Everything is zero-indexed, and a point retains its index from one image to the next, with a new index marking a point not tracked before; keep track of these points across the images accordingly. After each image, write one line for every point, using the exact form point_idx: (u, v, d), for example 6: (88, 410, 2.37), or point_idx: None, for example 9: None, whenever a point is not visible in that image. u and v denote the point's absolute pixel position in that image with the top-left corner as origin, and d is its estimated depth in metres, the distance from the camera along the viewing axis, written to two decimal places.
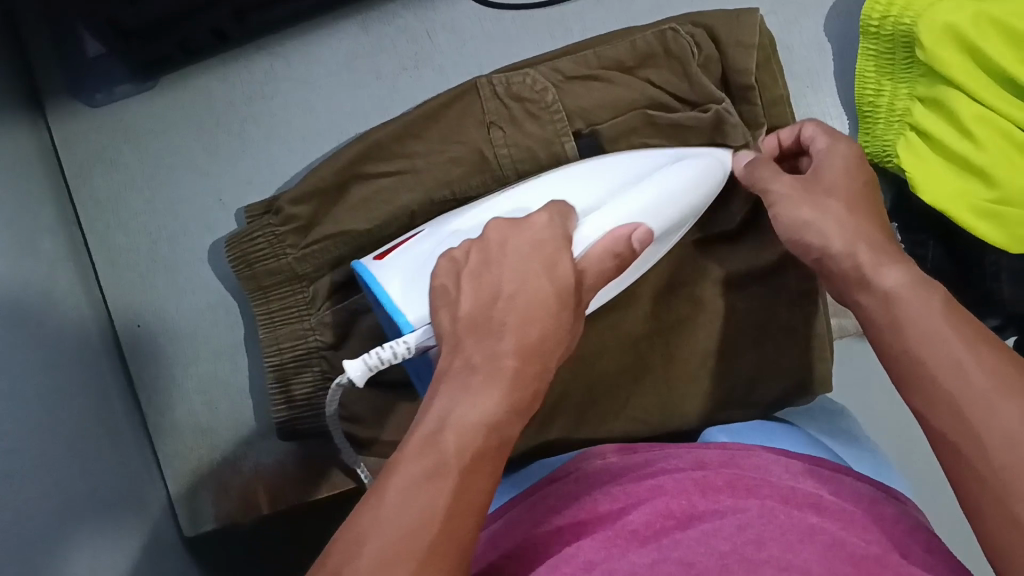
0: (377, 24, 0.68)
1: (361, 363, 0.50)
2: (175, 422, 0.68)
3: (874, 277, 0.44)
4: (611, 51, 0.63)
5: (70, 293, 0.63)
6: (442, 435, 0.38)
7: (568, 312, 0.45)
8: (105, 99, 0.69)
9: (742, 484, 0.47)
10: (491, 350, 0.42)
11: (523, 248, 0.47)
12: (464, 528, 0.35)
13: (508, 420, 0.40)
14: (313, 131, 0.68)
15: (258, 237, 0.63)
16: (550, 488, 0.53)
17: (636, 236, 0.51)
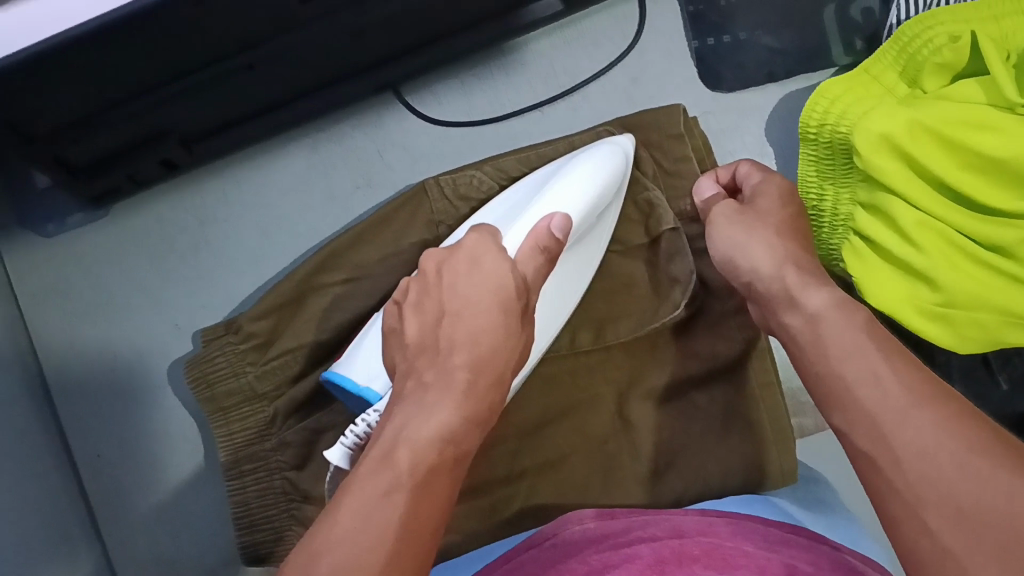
0: (328, 145, 0.68)
1: (341, 448, 0.48)
2: (137, 551, 0.67)
3: (803, 298, 0.46)
4: (551, 151, 0.64)
5: (26, 426, 0.62)
6: (396, 451, 0.39)
7: (516, 318, 0.46)
8: (55, 229, 0.69)
9: (719, 552, 0.46)
10: (441, 368, 0.43)
11: (461, 269, 0.48)
12: (421, 533, 0.36)
13: (460, 429, 0.41)
14: (268, 253, 0.68)
15: (217, 356, 0.62)
16: (530, 553, 0.52)
17: (555, 226, 0.52)
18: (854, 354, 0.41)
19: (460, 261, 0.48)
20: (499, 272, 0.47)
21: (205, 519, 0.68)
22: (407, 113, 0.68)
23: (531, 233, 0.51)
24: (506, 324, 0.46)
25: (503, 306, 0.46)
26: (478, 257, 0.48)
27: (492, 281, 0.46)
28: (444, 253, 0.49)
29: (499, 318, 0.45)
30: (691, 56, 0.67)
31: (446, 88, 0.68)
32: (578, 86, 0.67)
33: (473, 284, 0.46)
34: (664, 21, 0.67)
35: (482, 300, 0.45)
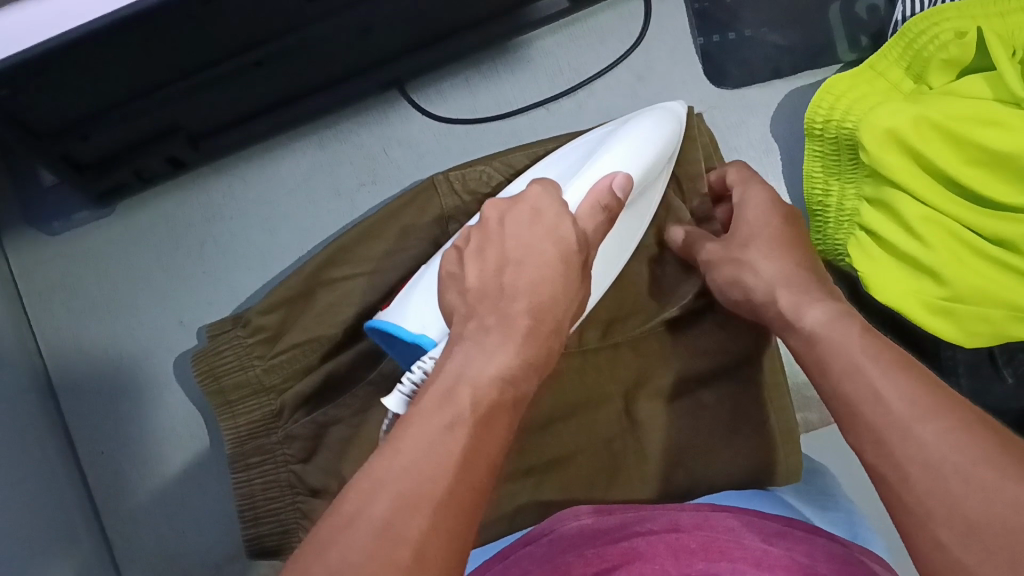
0: (334, 143, 0.68)
1: (398, 395, 0.45)
2: (142, 548, 0.67)
3: (803, 309, 0.47)
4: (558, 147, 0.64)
5: (31, 422, 0.62)
6: (458, 389, 0.37)
7: (575, 272, 0.45)
8: (61, 228, 0.68)
9: (717, 550, 0.44)
10: (502, 313, 0.41)
11: (523, 218, 0.46)
12: (483, 464, 0.35)
13: (519, 374, 0.39)
14: (273, 251, 0.68)
15: (225, 349, 0.62)
16: (524, 550, 0.51)
17: (616, 185, 0.51)
18: (858, 360, 0.41)
19: (525, 210, 0.47)
20: (567, 225, 0.46)
21: (209, 515, 0.67)
22: (412, 110, 0.68)
23: (601, 186, 0.51)
24: (570, 280, 0.45)
25: (565, 259, 0.45)
26: (541, 206, 0.47)
27: (553, 234, 0.45)
28: (506, 204, 0.47)
29: (562, 270, 0.44)
30: (697, 54, 0.67)
31: (451, 85, 0.67)
32: (583, 82, 0.67)
33: (535, 233, 0.45)
34: (670, 19, 0.67)
35: (545, 248, 0.44)
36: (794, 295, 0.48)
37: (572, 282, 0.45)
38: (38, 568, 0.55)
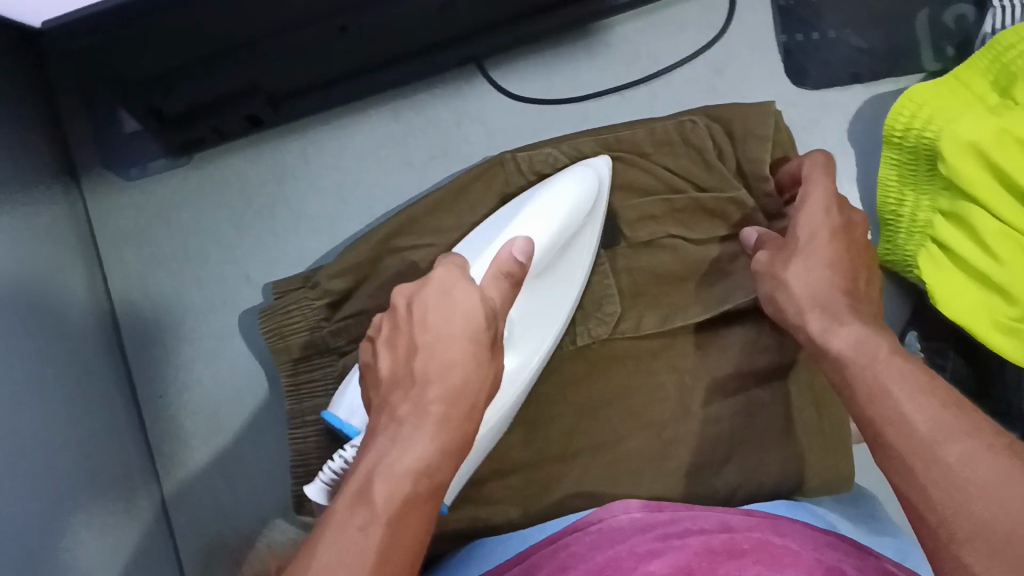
0: (408, 114, 0.69)
1: (318, 484, 0.50)
2: (192, 495, 0.69)
3: (830, 336, 0.48)
4: (631, 136, 0.65)
5: (95, 364, 0.64)
6: (372, 484, 0.41)
7: (485, 347, 0.47)
8: (137, 174, 0.70)
9: (767, 548, 0.48)
10: (416, 401, 0.45)
11: (433, 300, 0.48)
12: (400, 551, 0.40)
13: (438, 459, 0.43)
14: (341, 216, 0.69)
15: (293, 309, 0.63)
16: (572, 538, 0.53)
17: (517, 249, 0.52)
18: (911, 390, 0.42)
19: (430, 292, 0.48)
20: (470, 300, 0.48)
21: (260, 469, 0.69)
22: (487, 87, 0.68)
23: (506, 247, 0.53)
24: (478, 351, 0.47)
25: (475, 336, 0.47)
26: (450, 287, 0.48)
27: (462, 312, 0.47)
28: (414, 287, 0.49)
29: (468, 344, 0.46)
30: (778, 51, 0.67)
31: (528, 64, 0.68)
32: (659, 72, 0.67)
33: (448, 315, 0.47)
34: (753, 14, 0.67)
35: (455, 329, 0.46)
36: (825, 324, 0.49)
37: (473, 358, 0.46)
38: (94, 505, 0.57)
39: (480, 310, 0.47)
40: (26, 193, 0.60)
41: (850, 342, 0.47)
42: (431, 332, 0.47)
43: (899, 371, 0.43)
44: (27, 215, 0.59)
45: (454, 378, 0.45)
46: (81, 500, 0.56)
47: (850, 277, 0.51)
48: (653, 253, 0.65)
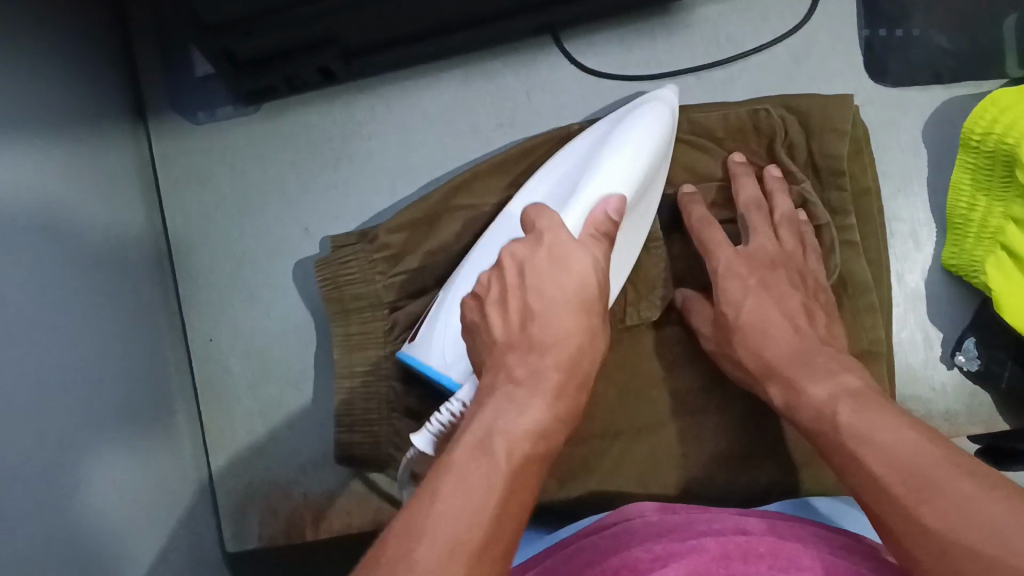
0: (478, 79, 0.68)
1: (426, 434, 0.51)
2: (234, 439, 0.70)
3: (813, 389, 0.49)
4: (703, 118, 0.64)
5: (150, 303, 0.65)
6: (491, 440, 0.39)
7: (597, 317, 0.46)
8: (206, 119, 0.71)
9: (784, 555, 0.47)
10: (533, 365, 0.43)
11: (546, 268, 0.46)
12: (518, 509, 0.37)
13: (552, 426, 0.41)
14: (403, 175, 0.69)
15: (349, 260, 0.63)
16: (588, 540, 0.53)
17: (611, 210, 0.52)
18: (900, 442, 0.41)
19: (542, 253, 0.46)
20: (582, 256, 0.47)
21: (303, 419, 0.70)
22: (562, 59, 0.67)
23: (598, 205, 0.53)
24: (585, 323, 0.45)
25: (587, 307, 0.45)
26: (563, 249, 0.46)
27: (579, 277, 0.45)
28: (526, 250, 0.47)
29: (577, 322, 0.44)
30: (859, 46, 0.66)
31: (605, 39, 0.67)
32: (738, 57, 0.66)
33: (560, 280, 0.45)
34: (836, 6, 0.66)
35: (568, 290, 0.45)
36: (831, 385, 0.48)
37: (583, 323, 0.45)
38: (141, 444, 0.59)
39: (598, 263, 0.48)
40: (91, 133, 0.61)
41: (827, 393, 0.48)
42: (540, 295, 0.45)
43: (876, 418, 0.44)
44: (92, 155, 0.60)
45: (557, 354, 0.43)
46: (131, 434, 0.57)
47: (799, 321, 0.55)
48: None
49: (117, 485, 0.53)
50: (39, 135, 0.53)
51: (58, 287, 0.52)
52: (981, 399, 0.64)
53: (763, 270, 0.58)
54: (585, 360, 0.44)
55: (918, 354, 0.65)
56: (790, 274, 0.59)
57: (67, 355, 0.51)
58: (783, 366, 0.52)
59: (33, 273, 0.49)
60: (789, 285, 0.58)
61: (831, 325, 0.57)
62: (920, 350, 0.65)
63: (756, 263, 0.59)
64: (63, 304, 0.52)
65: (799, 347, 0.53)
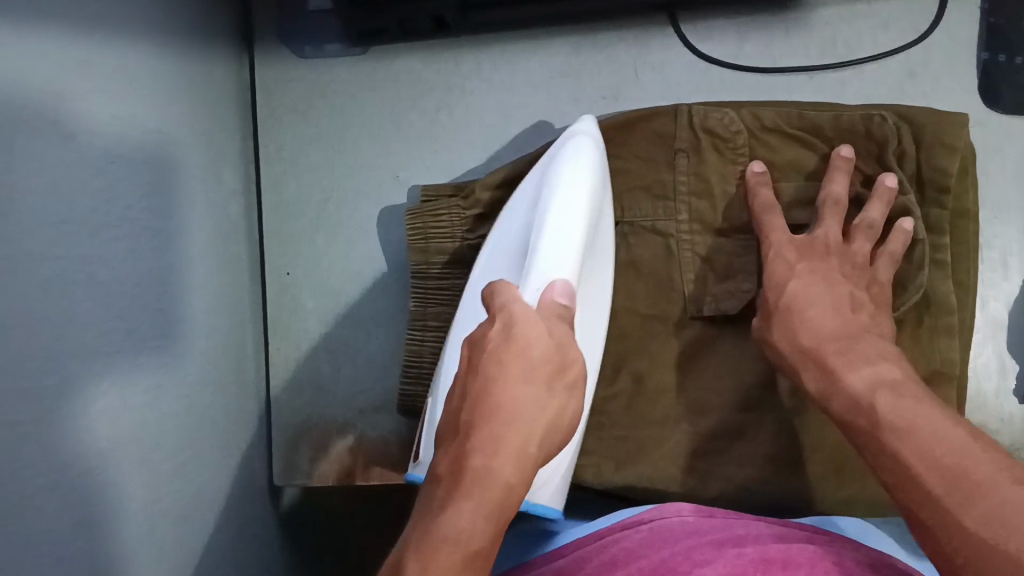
0: (589, 50, 0.68)
1: None
2: (296, 372, 0.71)
3: (849, 372, 0.51)
4: (815, 115, 0.64)
5: (235, 228, 0.67)
6: (409, 563, 0.36)
7: (558, 378, 0.42)
8: (311, 53, 0.71)
9: (821, 564, 0.47)
10: (471, 453, 0.39)
11: (495, 339, 0.42)
12: None
13: (480, 526, 0.37)
14: (500, 135, 0.69)
15: (440, 215, 0.65)
16: (623, 534, 0.53)
17: (560, 293, 0.47)
18: (941, 440, 0.42)
19: (493, 333, 0.42)
20: (536, 327, 0.43)
21: (367, 363, 0.71)
22: (675, 40, 0.68)
23: (547, 288, 0.48)
24: (542, 393, 0.41)
25: (547, 380, 0.42)
26: (515, 327, 0.42)
27: (532, 348, 0.42)
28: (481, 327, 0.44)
29: (530, 389, 0.41)
30: (976, 68, 0.66)
31: (723, 25, 0.67)
32: (853, 61, 0.66)
33: (527, 347, 0.42)
34: (959, 24, 0.66)
35: (535, 345, 0.42)
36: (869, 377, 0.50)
37: (545, 391, 0.41)
38: (206, 362, 0.61)
39: (551, 337, 0.43)
40: (196, 59, 0.62)
41: (864, 383, 0.50)
42: (499, 368, 0.41)
43: (914, 411, 0.45)
44: (194, 80, 0.62)
45: (502, 426, 0.40)
46: (195, 350, 0.59)
47: (845, 304, 0.56)
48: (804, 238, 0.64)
49: (174, 408, 0.55)
50: (138, 53, 0.54)
51: (146, 205, 0.53)
52: None
53: (817, 258, 0.59)
54: (547, 434, 0.41)
55: (990, 382, 0.66)
56: (842, 262, 0.59)
57: (148, 274, 0.53)
58: (823, 348, 0.54)
59: (122, 187, 0.51)
60: (842, 274, 0.59)
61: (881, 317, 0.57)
62: (993, 377, 0.66)
63: (812, 250, 0.60)
64: (152, 214, 0.54)
65: (840, 328, 0.55)
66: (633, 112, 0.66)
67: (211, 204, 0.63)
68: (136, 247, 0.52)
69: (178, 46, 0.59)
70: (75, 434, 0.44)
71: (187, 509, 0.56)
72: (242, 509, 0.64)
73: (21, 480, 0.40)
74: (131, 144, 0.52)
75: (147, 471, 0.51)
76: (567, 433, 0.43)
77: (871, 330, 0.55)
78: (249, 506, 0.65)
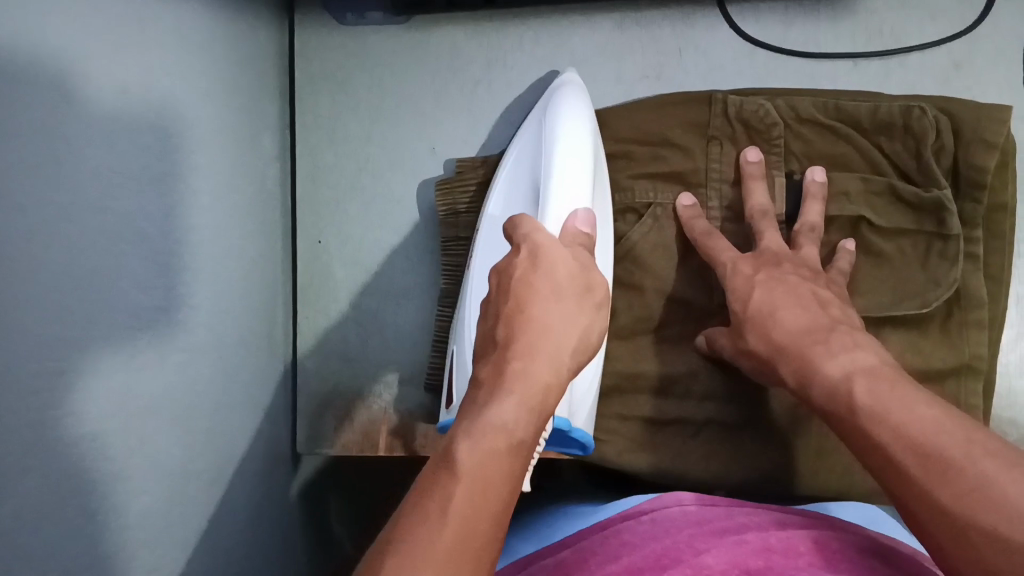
0: (633, 28, 0.68)
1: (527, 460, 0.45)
2: (324, 341, 0.71)
3: (844, 361, 0.47)
4: (852, 107, 0.63)
5: (270, 192, 0.67)
6: (457, 441, 0.36)
7: (597, 295, 0.46)
8: (353, 20, 0.71)
9: (827, 552, 0.45)
10: (503, 357, 0.41)
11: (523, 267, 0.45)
12: (487, 514, 0.34)
13: (525, 413, 0.39)
14: (541, 111, 0.69)
15: (472, 189, 0.66)
16: (624, 525, 0.52)
17: (581, 222, 0.51)
18: (924, 420, 0.40)
19: (520, 260, 0.45)
20: (561, 254, 0.46)
21: (394, 336, 0.71)
22: (721, 21, 0.68)
23: (570, 216, 0.52)
24: (573, 309, 0.44)
25: (580, 294, 0.45)
26: (539, 253, 0.46)
27: (561, 266, 0.46)
28: (503, 260, 0.47)
29: (557, 306, 0.44)
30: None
31: (771, 9, 0.67)
32: (900, 51, 0.66)
33: (556, 272, 0.45)
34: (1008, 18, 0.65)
35: (563, 259, 0.46)
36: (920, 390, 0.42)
37: (573, 309, 0.44)
38: (235, 324, 0.61)
39: (576, 265, 0.47)
40: (238, 21, 0.62)
41: (842, 371, 0.46)
42: (530, 291, 0.44)
43: (891, 395, 0.42)
44: (236, 42, 0.61)
45: (539, 337, 0.42)
46: (224, 311, 0.59)
47: (811, 302, 0.53)
48: (839, 229, 0.64)
49: (203, 367, 0.55)
50: (181, 11, 0.54)
51: (184, 161, 0.53)
52: None
53: (768, 267, 0.57)
54: (586, 341, 0.44)
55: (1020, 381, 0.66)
56: (798, 267, 0.57)
57: (179, 232, 0.53)
58: (795, 344, 0.50)
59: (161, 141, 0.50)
60: (799, 275, 0.56)
61: (848, 311, 0.54)
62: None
63: (764, 260, 0.58)
64: (187, 170, 0.54)
65: (810, 323, 0.51)
66: (671, 94, 0.66)
67: (246, 167, 0.63)
68: (169, 206, 0.51)
69: (221, 5, 0.59)
70: (106, 382, 0.44)
71: (208, 467, 0.56)
72: (261, 474, 0.64)
73: (52, 427, 0.40)
74: (169, 102, 0.52)
75: (172, 426, 0.51)
76: (595, 352, 0.46)
77: (842, 322, 0.51)
78: (269, 472, 0.65)
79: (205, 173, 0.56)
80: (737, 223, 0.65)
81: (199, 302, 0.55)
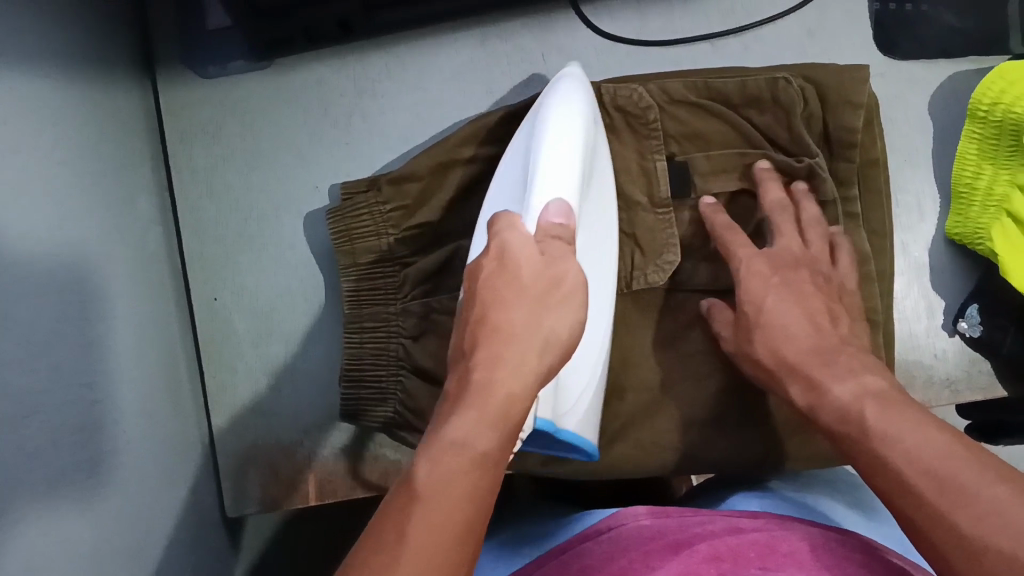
0: (495, 41, 0.70)
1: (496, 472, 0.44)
2: (234, 398, 0.70)
3: (842, 380, 0.48)
4: (721, 85, 0.65)
5: (155, 254, 0.65)
6: (420, 464, 0.35)
7: (568, 295, 0.43)
8: (217, 73, 0.71)
9: (772, 556, 0.46)
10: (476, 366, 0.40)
11: (490, 268, 0.44)
12: (447, 531, 0.33)
13: (484, 426, 0.37)
14: (418, 132, 0.70)
15: (365, 213, 0.66)
16: (583, 547, 0.51)
17: (557, 215, 0.48)
18: (933, 446, 0.39)
19: (489, 260, 0.44)
20: (528, 250, 0.44)
21: (306, 381, 0.70)
22: (579, 23, 0.70)
23: (544, 209, 0.49)
24: (539, 309, 0.42)
25: (557, 297, 0.43)
26: (505, 252, 0.44)
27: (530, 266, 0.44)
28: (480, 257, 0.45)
29: (522, 309, 0.42)
30: (870, 22, 0.70)
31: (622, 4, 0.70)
32: (751, 26, 0.69)
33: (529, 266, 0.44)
34: None
35: (525, 253, 0.44)
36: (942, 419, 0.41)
37: (547, 310, 0.42)
38: (144, 391, 0.59)
39: (544, 261, 0.44)
40: (100, 82, 0.61)
41: (850, 394, 0.46)
42: (494, 291, 0.42)
43: (903, 421, 0.42)
44: (103, 106, 0.60)
45: (501, 341, 0.40)
46: (133, 376, 0.58)
47: (822, 315, 0.55)
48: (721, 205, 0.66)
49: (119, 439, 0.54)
50: (47, 75, 0.53)
51: (68, 226, 0.52)
52: (981, 367, 0.68)
53: (786, 270, 0.58)
54: (551, 347, 0.41)
55: (921, 322, 0.69)
56: (812, 273, 0.58)
57: (73, 300, 0.51)
58: (806, 364, 0.51)
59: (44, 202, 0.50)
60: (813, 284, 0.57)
61: (853, 327, 0.56)
62: (923, 318, 0.68)
63: (784, 265, 0.58)
64: (74, 234, 0.53)
65: (818, 343, 0.52)
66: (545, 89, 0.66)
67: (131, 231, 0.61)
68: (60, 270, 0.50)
69: (82, 69, 0.58)
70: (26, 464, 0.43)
71: (139, 542, 0.54)
72: (192, 542, 0.62)
73: None
74: (45, 168, 0.51)
75: (94, 498, 0.50)
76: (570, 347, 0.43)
77: (849, 341, 0.53)
78: (199, 540, 0.63)
79: (90, 237, 0.55)
80: (627, 210, 0.65)
81: (106, 374, 0.54)
